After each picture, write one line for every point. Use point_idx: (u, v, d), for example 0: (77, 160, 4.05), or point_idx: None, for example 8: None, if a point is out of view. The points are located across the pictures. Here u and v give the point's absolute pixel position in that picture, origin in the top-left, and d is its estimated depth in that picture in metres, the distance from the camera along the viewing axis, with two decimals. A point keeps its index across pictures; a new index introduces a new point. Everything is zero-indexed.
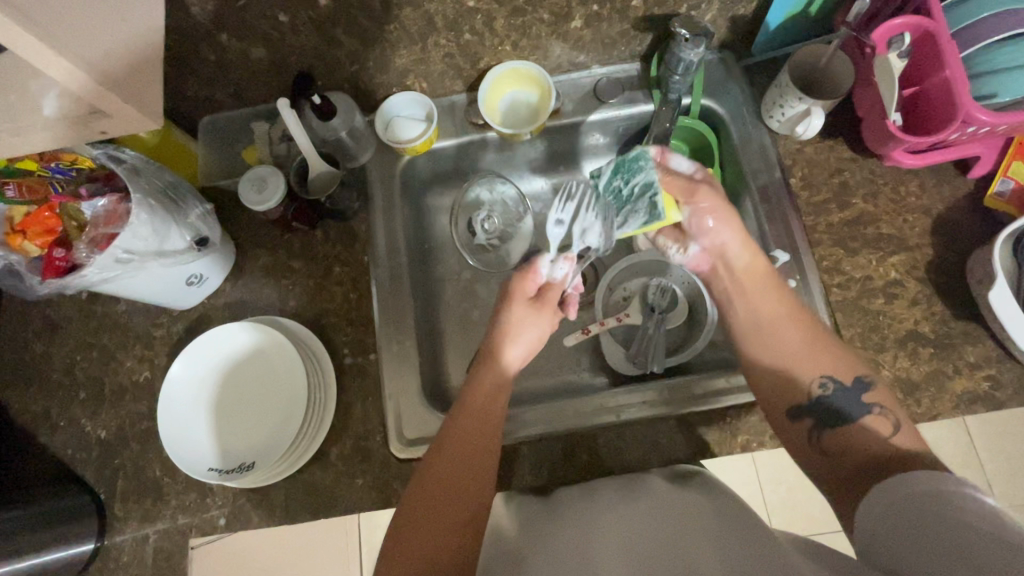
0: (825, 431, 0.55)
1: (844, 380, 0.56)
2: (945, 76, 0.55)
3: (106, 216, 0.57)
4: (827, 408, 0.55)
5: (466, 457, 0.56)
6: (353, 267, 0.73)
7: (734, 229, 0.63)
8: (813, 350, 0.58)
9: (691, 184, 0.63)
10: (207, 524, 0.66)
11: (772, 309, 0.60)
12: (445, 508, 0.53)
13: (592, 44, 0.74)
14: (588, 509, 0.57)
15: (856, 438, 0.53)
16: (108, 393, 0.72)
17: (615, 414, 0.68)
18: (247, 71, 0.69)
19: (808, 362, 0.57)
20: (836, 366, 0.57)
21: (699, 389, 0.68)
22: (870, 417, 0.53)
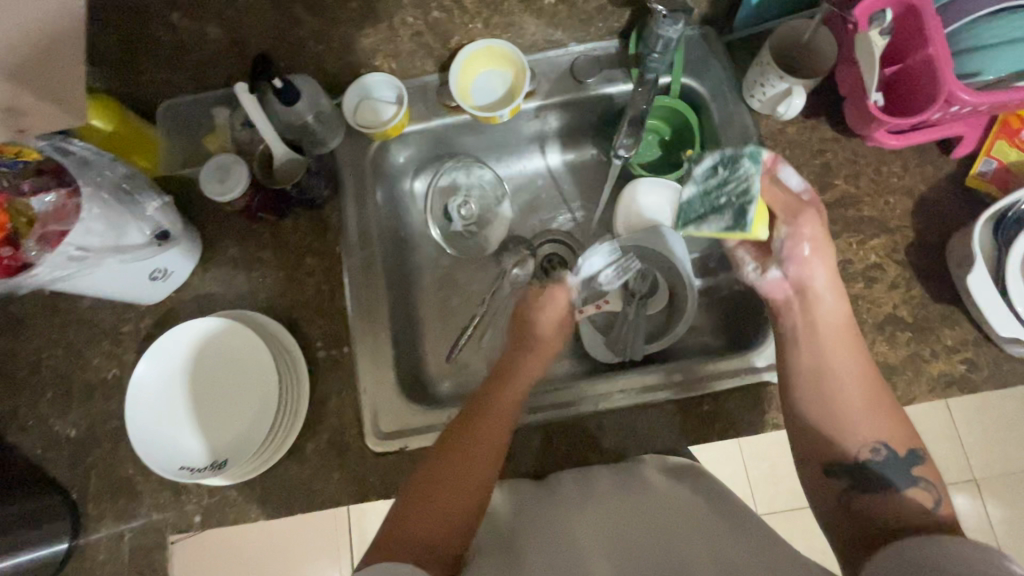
0: (856, 496, 0.55)
1: (898, 449, 0.56)
2: (928, 54, 0.54)
3: (56, 212, 0.54)
4: (864, 473, 0.56)
5: (478, 444, 0.56)
6: (324, 257, 0.71)
7: (824, 270, 0.62)
8: (872, 404, 0.57)
9: (798, 206, 0.63)
10: (183, 520, 0.65)
11: (841, 360, 0.59)
12: (452, 497, 0.53)
13: (568, 19, 0.72)
14: (583, 500, 0.56)
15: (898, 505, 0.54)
16: (77, 391, 0.70)
17: (593, 403, 0.66)
18: (204, 52, 0.65)
19: (864, 421, 0.57)
20: (887, 428, 0.56)
21: (694, 373, 0.66)
22: (915, 490, 0.54)
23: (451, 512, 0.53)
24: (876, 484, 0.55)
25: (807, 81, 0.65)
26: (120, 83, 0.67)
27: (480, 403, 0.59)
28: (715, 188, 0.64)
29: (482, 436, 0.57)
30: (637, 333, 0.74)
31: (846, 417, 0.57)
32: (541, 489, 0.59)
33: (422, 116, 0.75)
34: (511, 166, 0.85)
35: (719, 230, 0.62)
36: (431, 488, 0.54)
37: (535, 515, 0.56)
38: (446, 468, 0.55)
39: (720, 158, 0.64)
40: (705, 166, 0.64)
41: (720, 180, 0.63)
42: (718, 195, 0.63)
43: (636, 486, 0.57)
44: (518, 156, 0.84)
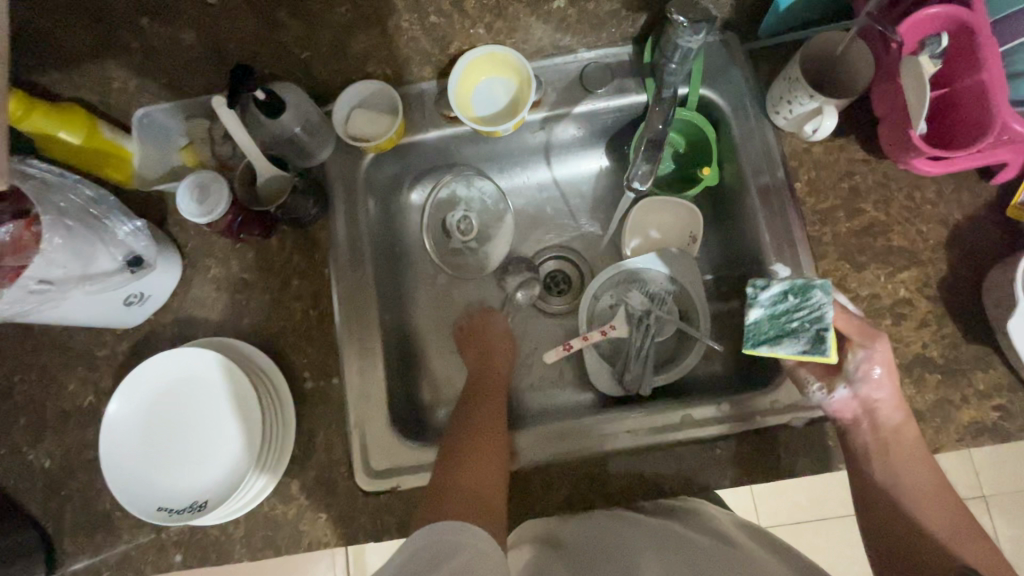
0: None
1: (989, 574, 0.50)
2: (981, 80, 0.49)
3: (13, 244, 0.50)
4: None
5: (489, 428, 0.61)
6: (313, 280, 0.67)
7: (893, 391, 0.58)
8: (951, 528, 0.54)
9: (870, 329, 0.58)
10: (162, 560, 0.62)
11: (917, 484, 0.57)
12: (475, 473, 0.55)
13: (577, 24, 0.66)
14: (640, 528, 0.54)
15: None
16: (51, 419, 0.66)
17: (621, 439, 0.63)
18: (180, 59, 0.60)
19: (951, 544, 0.53)
20: (977, 551, 0.52)
21: (746, 407, 0.62)
22: None
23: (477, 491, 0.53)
24: None
25: (839, 101, 0.59)
26: (89, 91, 0.61)
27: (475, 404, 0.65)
28: (784, 315, 0.57)
29: (482, 430, 0.60)
30: (645, 364, 0.70)
31: (932, 543, 0.53)
32: (597, 518, 0.56)
33: (419, 127, 0.69)
34: (514, 178, 0.80)
35: (794, 355, 0.55)
36: (449, 475, 0.55)
37: (585, 535, 0.54)
38: (459, 455, 0.57)
39: (789, 285, 0.58)
40: (776, 290, 0.58)
41: (791, 305, 0.57)
42: (789, 320, 0.57)
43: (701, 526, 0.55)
44: (519, 168, 0.79)
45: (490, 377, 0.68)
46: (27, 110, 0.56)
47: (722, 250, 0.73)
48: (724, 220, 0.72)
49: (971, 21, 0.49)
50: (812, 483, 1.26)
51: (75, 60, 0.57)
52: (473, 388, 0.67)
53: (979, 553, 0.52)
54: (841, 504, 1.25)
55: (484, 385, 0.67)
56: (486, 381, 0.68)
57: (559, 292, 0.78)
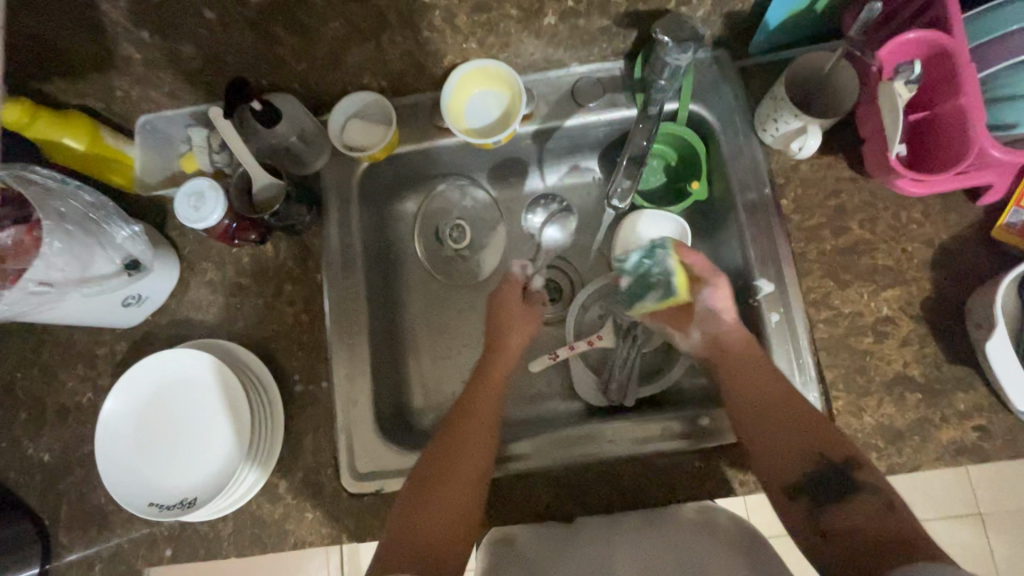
0: (824, 513, 0.50)
1: (833, 457, 0.51)
2: (958, 104, 0.49)
3: (14, 248, 0.51)
4: (822, 485, 0.51)
5: (474, 434, 0.59)
6: (306, 285, 0.68)
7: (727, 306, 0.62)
8: (800, 418, 0.54)
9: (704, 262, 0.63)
10: (153, 554, 0.64)
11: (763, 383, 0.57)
12: (451, 483, 0.55)
13: (569, 40, 0.66)
14: (605, 535, 0.56)
15: (855, 516, 0.48)
16: (51, 415, 0.68)
17: (596, 446, 0.64)
18: (180, 70, 0.62)
19: (796, 436, 0.53)
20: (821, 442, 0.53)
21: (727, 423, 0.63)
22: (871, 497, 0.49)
23: (437, 521, 0.53)
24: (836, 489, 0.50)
25: (824, 120, 0.60)
26: (93, 99, 0.63)
27: (466, 401, 0.62)
28: (645, 273, 0.65)
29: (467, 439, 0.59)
30: (630, 373, 0.71)
31: (791, 436, 0.53)
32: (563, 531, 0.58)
33: (413, 138, 0.71)
34: (507, 187, 0.81)
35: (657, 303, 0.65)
36: (426, 488, 0.55)
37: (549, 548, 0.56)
38: (439, 466, 0.56)
39: (642, 249, 0.65)
40: (633, 256, 0.66)
41: (648, 265, 0.65)
42: (650, 276, 0.65)
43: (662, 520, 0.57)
44: (511, 179, 0.80)
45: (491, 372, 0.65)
46: (33, 117, 0.59)
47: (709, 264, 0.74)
48: (712, 234, 0.73)
49: (951, 45, 0.49)
50: None
51: (79, 71, 0.59)
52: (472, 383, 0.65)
53: (823, 435, 0.53)
54: None
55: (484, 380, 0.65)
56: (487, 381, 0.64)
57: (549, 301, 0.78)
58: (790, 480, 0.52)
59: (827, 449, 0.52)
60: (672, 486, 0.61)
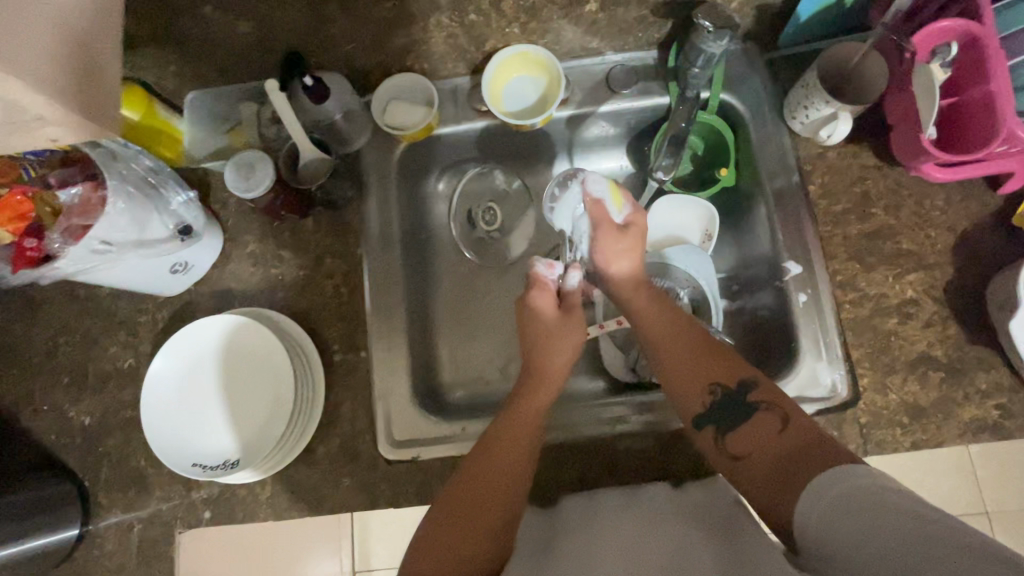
0: (727, 438, 0.57)
1: (729, 384, 0.59)
2: (987, 89, 0.52)
3: (81, 206, 0.53)
4: (721, 411, 0.58)
5: (511, 445, 0.59)
6: (344, 259, 0.70)
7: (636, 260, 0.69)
8: (696, 353, 0.62)
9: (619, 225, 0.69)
10: (192, 515, 0.65)
11: (656, 325, 0.65)
12: (484, 495, 0.56)
13: (606, 28, 0.69)
14: (588, 517, 0.57)
15: (755, 435, 0.55)
16: (91, 380, 0.70)
17: (613, 424, 0.66)
18: (234, 46, 0.64)
19: (693, 370, 0.60)
20: (723, 369, 0.60)
21: None
22: (759, 416, 0.56)
23: (473, 527, 0.54)
24: (737, 413, 0.57)
25: (854, 108, 0.62)
26: (148, 73, 0.66)
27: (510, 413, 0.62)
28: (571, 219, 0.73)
29: (509, 446, 0.59)
30: None
31: (687, 372, 0.61)
32: (547, 519, 0.60)
33: (451, 119, 0.72)
34: (537, 174, 0.83)
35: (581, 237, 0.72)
36: (463, 498, 0.56)
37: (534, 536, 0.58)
38: (470, 482, 0.56)
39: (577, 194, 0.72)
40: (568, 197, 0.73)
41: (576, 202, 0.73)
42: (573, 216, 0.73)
43: (641, 497, 0.59)
44: (541, 165, 0.82)
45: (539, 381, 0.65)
46: None
47: (735, 249, 0.76)
48: (739, 220, 0.75)
49: (980, 33, 0.51)
50: None
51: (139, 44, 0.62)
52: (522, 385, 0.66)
53: (716, 365, 0.60)
54: None
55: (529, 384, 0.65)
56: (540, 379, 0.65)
57: None
58: (701, 415, 0.58)
59: (721, 378, 0.59)
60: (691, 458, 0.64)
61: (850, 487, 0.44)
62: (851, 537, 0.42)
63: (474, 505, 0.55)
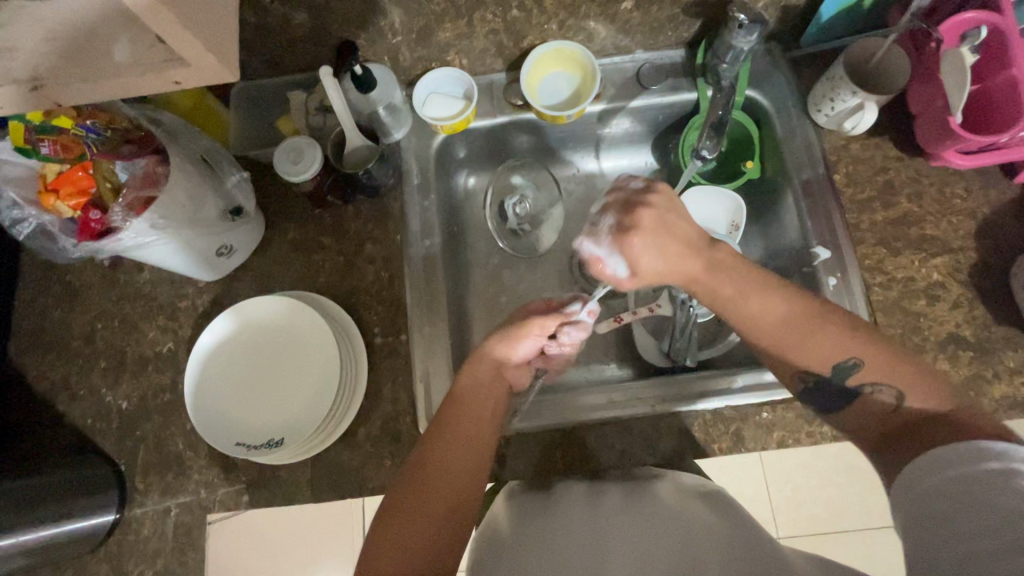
0: (834, 417, 0.55)
1: (820, 370, 0.54)
2: (1011, 75, 0.55)
3: (142, 179, 0.55)
4: (823, 391, 0.55)
5: (474, 430, 0.58)
6: (385, 245, 0.72)
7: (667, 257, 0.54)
8: (803, 338, 0.53)
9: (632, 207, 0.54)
10: (230, 500, 0.65)
11: (749, 304, 0.54)
12: (434, 486, 0.53)
13: (639, 26, 0.72)
14: (589, 516, 0.55)
15: (864, 412, 0.53)
16: (130, 363, 0.70)
17: (649, 404, 0.67)
18: (288, 38, 0.66)
19: (789, 354, 0.55)
20: (828, 348, 0.53)
21: (698, 388, 0.68)
22: (864, 395, 0.53)
23: (407, 531, 0.50)
24: (839, 395, 0.54)
25: (879, 98, 0.65)
26: None
27: (459, 395, 0.60)
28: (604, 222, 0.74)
29: (449, 446, 0.56)
30: (689, 341, 0.72)
31: (772, 363, 0.56)
32: (541, 503, 0.59)
33: (488, 112, 0.75)
34: (564, 170, 0.86)
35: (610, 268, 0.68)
36: (416, 483, 0.53)
37: (539, 523, 0.55)
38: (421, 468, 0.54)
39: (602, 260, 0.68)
40: None
41: None
42: None
43: (644, 497, 0.57)
44: (568, 160, 0.85)
45: (483, 371, 0.62)
46: None
47: (761, 240, 0.78)
48: (765, 211, 0.78)
49: (1001, 24, 0.56)
50: (830, 494, 1.11)
51: None
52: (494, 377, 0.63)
53: (806, 354, 0.54)
54: (858, 517, 1.11)
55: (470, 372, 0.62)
56: (478, 366, 0.63)
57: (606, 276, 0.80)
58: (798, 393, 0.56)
59: (812, 367, 0.54)
60: (727, 437, 0.64)
61: (949, 479, 0.42)
62: (950, 528, 0.40)
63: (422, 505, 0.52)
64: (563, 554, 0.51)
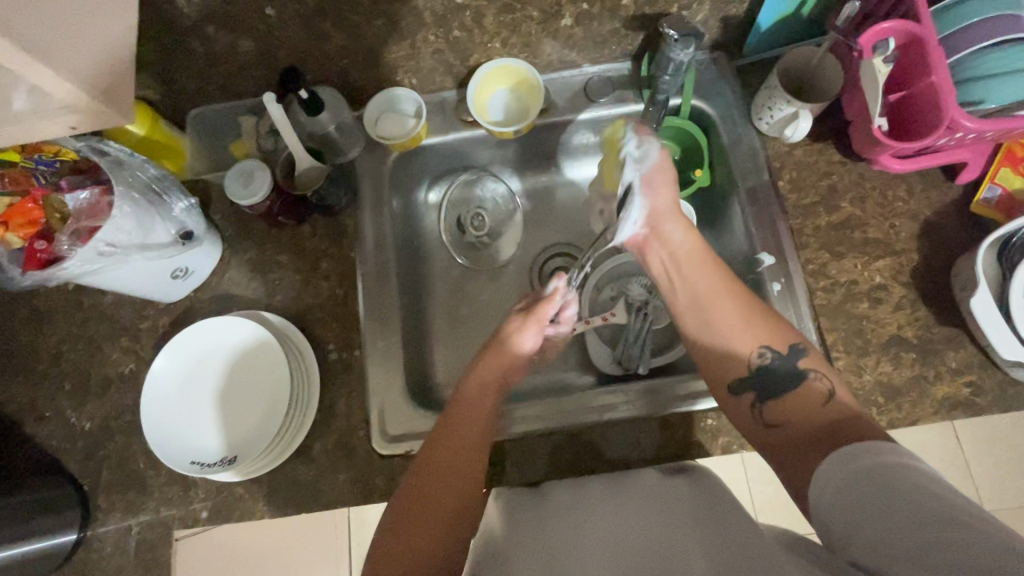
0: (766, 406, 0.58)
1: (779, 349, 0.60)
2: (931, 82, 0.56)
3: (89, 209, 0.57)
4: (762, 375, 0.59)
5: (470, 432, 0.61)
6: (340, 262, 0.73)
7: (666, 200, 0.70)
8: (752, 317, 0.62)
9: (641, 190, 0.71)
10: (190, 517, 0.66)
11: (707, 284, 0.65)
12: (455, 470, 0.58)
13: (582, 41, 0.73)
14: (572, 507, 0.56)
15: (795, 404, 0.57)
16: (94, 385, 0.72)
17: (599, 413, 0.68)
18: (236, 64, 0.68)
19: (744, 334, 0.61)
20: (766, 334, 0.61)
21: (676, 390, 0.68)
22: (805, 383, 0.58)
23: (432, 509, 0.56)
24: (783, 381, 0.58)
25: (814, 106, 0.67)
26: (154, 91, 0.70)
27: (463, 391, 0.65)
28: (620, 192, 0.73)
29: (450, 450, 0.59)
30: (642, 347, 0.75)
31: (719, 353, 0.62)
32: (534, 502, 0.58)
33: (440, 129, 0.77)
34: (522, 181, 0.87)
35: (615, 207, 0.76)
36: (435, 467, 0.58)
37: (526, 519, 0.56)
38: (437, 459, 0.58)
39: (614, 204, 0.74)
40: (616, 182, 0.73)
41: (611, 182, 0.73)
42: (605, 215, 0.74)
43: (621, 489, 0.58)
44: (527, 172, 0.86)
45: (480, 378, 0.66)
46: None
47: (714, 246, 0.79)
48: (715, 218, 0.79)
49: (920, 33, 0.56)
50: None
51: (146, 64, 0.65)
52: (502, 373, 0.67)
53: (766, 330, 0.61)
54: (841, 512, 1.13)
55: (461, 391, 0.65)
56: (470, 380, 0.66)
57: None
58: (746, 376, 0.60)
59: (773, 343, 0.60)
60: (672, 445, 0.65)
61: (856, 469, 0.47)
62: (859, 516, 0.45)
63: (430, 493, 0.56)
64: (544, 544, 0.53)
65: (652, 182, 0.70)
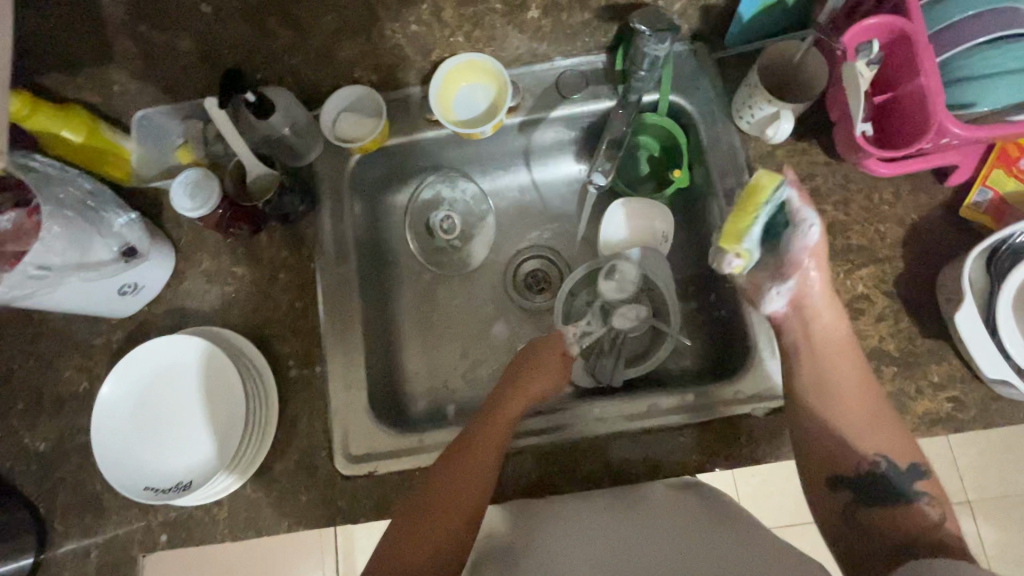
0: (860, 508, 0.56)
1: (900, 464, 0.56)
2: (920, 84, 0.53)
3: (14, 231, 0.55)
4: (871, 483, 0.56)
5: (487, 461, 0.56)
6: (299, 273, 0.70)
7: (823, 284, 0.60)
8: (875, 416, 0.58)
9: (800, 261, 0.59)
10: (149, 539, 0.64)
11: (852, 385, 0.59)
12: (464, 493, 0.55)
13: (552, 33, 0.69)
14: (577, 513, 0.55)
15: (901, 514, 0.55)
16: (47, 404, 0.69)
17: (610, 424, 0.65)
18: (178, 63, 0.63)
19: (866, 436, 0.58)
20: (891, 441, 0.57)
21: (709, 397, 0.64)
22: (923, 502, 0.55)
23: (434, 539, 0.53)
24: (889, 494, 0.56)
25: (795, 105, 0.63)
26: (91, 94, 0.65)
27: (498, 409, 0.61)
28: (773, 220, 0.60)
29: (472, 470, 0.56)
30: (617, 357, 0.70)
31: (832, 444, 0.58)
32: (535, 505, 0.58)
33: (403, 129, 0.73)
34: (494, 180, 0.82)
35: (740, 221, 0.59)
36: (452, 496, 0.55)
37: (542, 516, 0.55)
38: (451, 481, 0.55)
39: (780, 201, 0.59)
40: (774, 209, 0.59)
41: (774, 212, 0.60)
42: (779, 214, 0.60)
43: (631, 499, 0.56)
44: (501, 172, 0.82)
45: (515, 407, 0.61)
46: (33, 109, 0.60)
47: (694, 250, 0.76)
48: (695, 220, 0.75)
49: (908, 31, 0.53)
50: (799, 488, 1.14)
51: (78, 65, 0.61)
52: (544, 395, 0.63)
53: (889, 439, 0.57)
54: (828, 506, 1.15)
55: (485, 415, 0.60)
56: (516, 395, 0.62)
57: (541, 290, 0.80)
58: (848, 473, 0.57)
59: (897, 453, 0.56)
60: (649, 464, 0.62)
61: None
62: None
63: (437, 522, 0.54)
64: (553, 549, 0.52)
65: (800, 263, 0.60)
